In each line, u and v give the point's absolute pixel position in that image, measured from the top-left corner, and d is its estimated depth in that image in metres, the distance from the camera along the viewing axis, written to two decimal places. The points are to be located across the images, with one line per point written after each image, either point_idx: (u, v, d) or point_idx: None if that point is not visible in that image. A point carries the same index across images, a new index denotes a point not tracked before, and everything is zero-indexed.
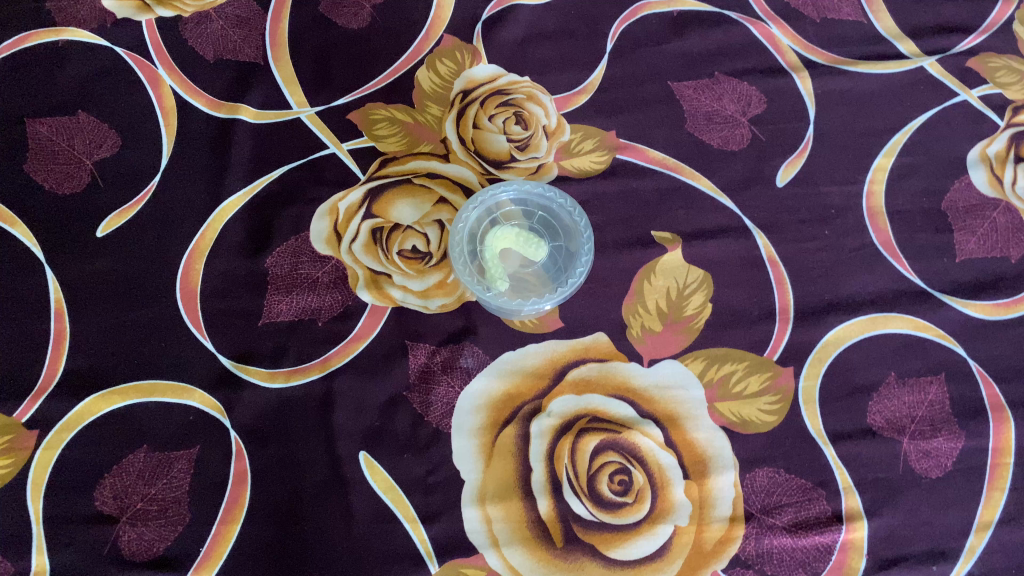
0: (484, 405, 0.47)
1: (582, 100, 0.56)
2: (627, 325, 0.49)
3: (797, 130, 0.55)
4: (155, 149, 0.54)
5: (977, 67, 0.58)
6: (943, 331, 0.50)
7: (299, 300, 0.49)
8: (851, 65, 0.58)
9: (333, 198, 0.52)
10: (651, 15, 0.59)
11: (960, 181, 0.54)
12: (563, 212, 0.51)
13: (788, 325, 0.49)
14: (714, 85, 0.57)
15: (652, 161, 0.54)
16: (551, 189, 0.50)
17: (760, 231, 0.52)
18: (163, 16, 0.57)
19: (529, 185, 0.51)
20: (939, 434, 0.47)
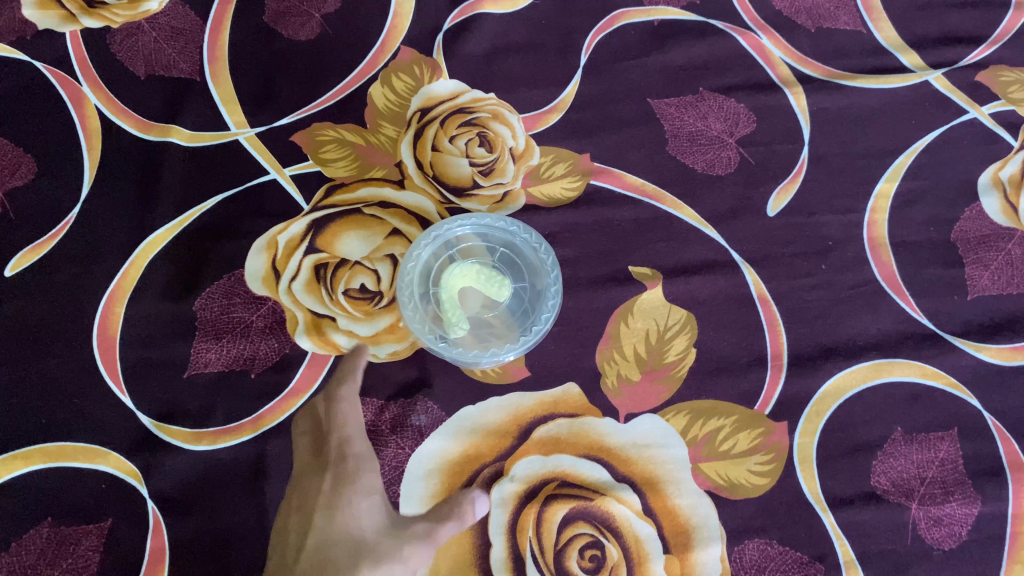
0: (438, 469, 0.42)
1: (553, 119, 0.51)
2: (601, 374, 0.44)
3: (790, 151, 0.50)
4: (76, 176, 0.48)
5: (987, 81, 0.52)
6: (955, 379, 0.44)
7: (230, 349, 0.44)
8: (849, 80, 0.52)
9: (272, 230, 0.46)
10: (630, 25, 0.54)
11: (971, 209, 0.49)
12: (528, 248, 0.46)
13: (781, 374, 0.44)
14: (698, 102, 0.52)
15: (630, 187, 0.49)
16: (514, 223, 0.46)
17: (749, 265, 0.47)
18: (90, 27, 0.52)
19: (489, 219, 0.46)
20: (952, 499, 0.42)
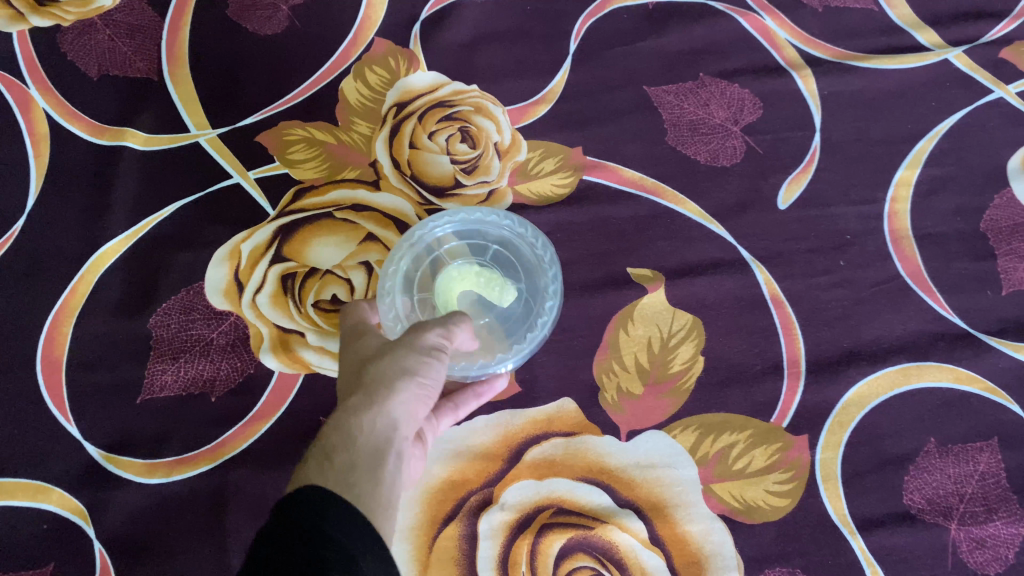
0: (419, 498, 0.37)
1: (541, 111, 0.47)
2: (600, 388, 0.40)
3: (800, 139, 0.46)
4: (20, 186, 0.44)
5: (1012, 57, 0.48)
6: (993, 384, 0.40)
7: (188, 370, 0.39)
8: (861, 61, 0.48)
9: (235, 238, 0.42)
10: (622, 9, 0.50)
11: (1001, 196, 0.44)
12: (522, 244, 0.41)
13: (799, 383, 0.40)
14: (698, 89, 0.47)
15: (626, 182, 0.45)
16: (507, 217, 0.40)
17: (760, 264, 0.43)
18: (39, 26, 0.48)
19: (477, 214, 0.40)
20: (996, 517, 0.37)
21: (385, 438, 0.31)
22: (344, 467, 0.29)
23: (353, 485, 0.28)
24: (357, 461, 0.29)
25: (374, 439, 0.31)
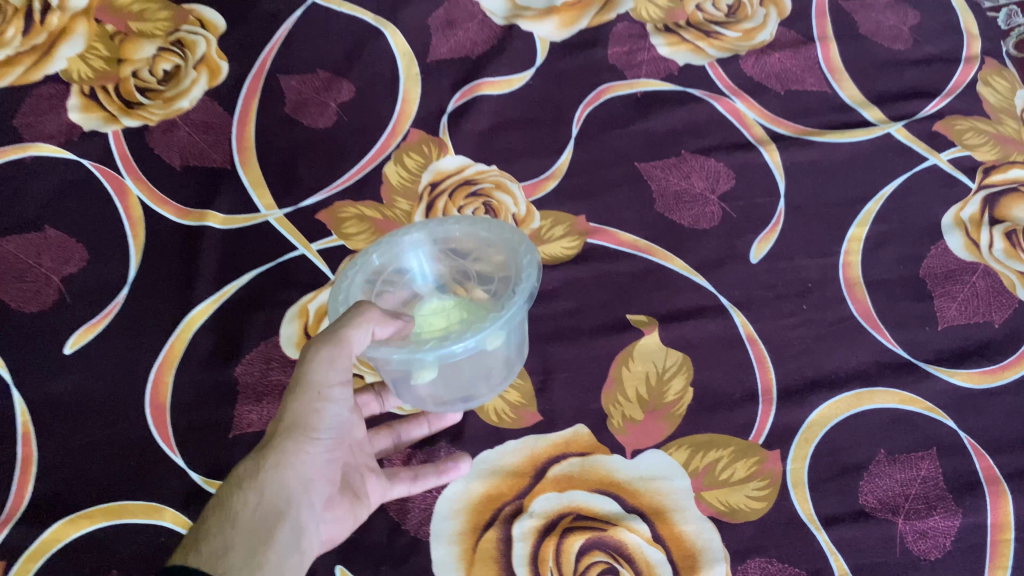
0: (463, 509, 0.46)
1: (550, 186, 0.56)
2: (608, 416, 0.48)
3: (768, 204, 0.55)
4: (122, 261, 0.53)
5: (944, 130, 0.57)
6: (931, 404, 0.48)
7: (269, 410, 0.48)
8: (818, 136, 0.58)
9: (303, 299, 0.51)
10: (615, 98, 0.60)
11: (936, 247, 0.53)
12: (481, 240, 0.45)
13: (771, 407, 0.48)
14: (681, 164, 0.57)
15: (624, 244, 0.54)
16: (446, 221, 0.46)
17: (737, 309, 0.51)
18: (129, 126, 0.58)
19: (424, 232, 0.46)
20: (936, 512, 0.45)
21: (275, 500, 0.37)
22: (227, 538, 0.35)
23: (223, 556, 0.34)
24: (242, 529, 0.35)
25: (266, 495, 0.37)
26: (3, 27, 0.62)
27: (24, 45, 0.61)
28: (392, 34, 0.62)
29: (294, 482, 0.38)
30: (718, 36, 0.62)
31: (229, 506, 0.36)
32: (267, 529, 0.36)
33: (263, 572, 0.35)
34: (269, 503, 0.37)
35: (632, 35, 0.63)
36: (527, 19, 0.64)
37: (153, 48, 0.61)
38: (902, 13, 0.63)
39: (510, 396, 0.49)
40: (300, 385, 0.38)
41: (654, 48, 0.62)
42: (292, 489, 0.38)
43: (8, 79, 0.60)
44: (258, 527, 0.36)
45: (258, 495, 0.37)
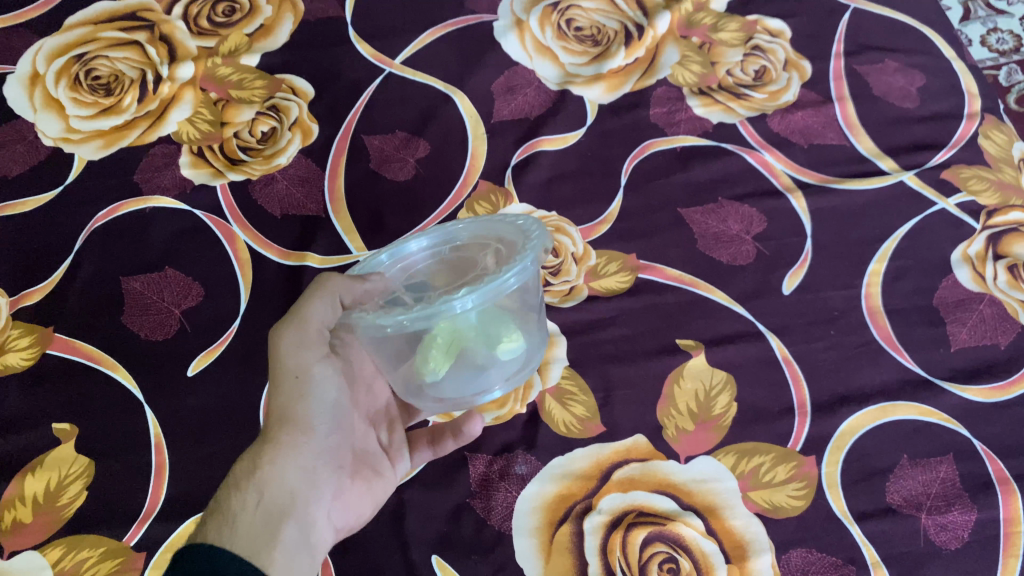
0: (539, 507, 0.52)
1: (604, 229, 0.64)
2: (663, 426, 0.55)
3: (797, 244, 0.63)
4: (234, 296, 0.61)
5: (950, 178, 0.65)
6: (947, 415, 0.55)
7: None
8: (839, 184, 0.65)
9: None
10: (658, 152, 0.68)
11: (947, 279, 0.61)
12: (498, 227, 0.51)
13: (807, 419, 0.55)
14: (718, 209, 0.64)
15: (671, 278, 0.61)
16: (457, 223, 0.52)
17: (773, 334, 0.59)
18: (235, 180, 0.66)
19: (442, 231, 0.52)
20: (954, 509, 0.51)
21: (272, 495, 0.44)
22: (238, 520, 0.42)
23: (229, 536, 0.41)
24: (249, 518, 0.43)
25: (261, 486, 0.44)
26: (121, 94, 0.70)
27: (140, 111, 0.70)
28: (460, 98, 0.71)
29: (285, 470, 0.45)
30: (748, 97, 0.70)
31: (229, 504, 0.43)
32: (270, 522, 0.43)
33: (277, 548, 0.42)
34: (267, 497, 0.44)
35: (671, 97, 0.71)
36: (577, 84, 0.72)
37: (252, 112, 0.69)
38: (911, 74, 0.71)
39: (576, 410, 0.56)
40: (278, 377, 0.46)
41: (690, 108, 0.70)
42: (285, 482, 0.45)
43: (128, 141, 0.69)
44: (262, 513, 0.43)
45: (254, 490, 0.44)
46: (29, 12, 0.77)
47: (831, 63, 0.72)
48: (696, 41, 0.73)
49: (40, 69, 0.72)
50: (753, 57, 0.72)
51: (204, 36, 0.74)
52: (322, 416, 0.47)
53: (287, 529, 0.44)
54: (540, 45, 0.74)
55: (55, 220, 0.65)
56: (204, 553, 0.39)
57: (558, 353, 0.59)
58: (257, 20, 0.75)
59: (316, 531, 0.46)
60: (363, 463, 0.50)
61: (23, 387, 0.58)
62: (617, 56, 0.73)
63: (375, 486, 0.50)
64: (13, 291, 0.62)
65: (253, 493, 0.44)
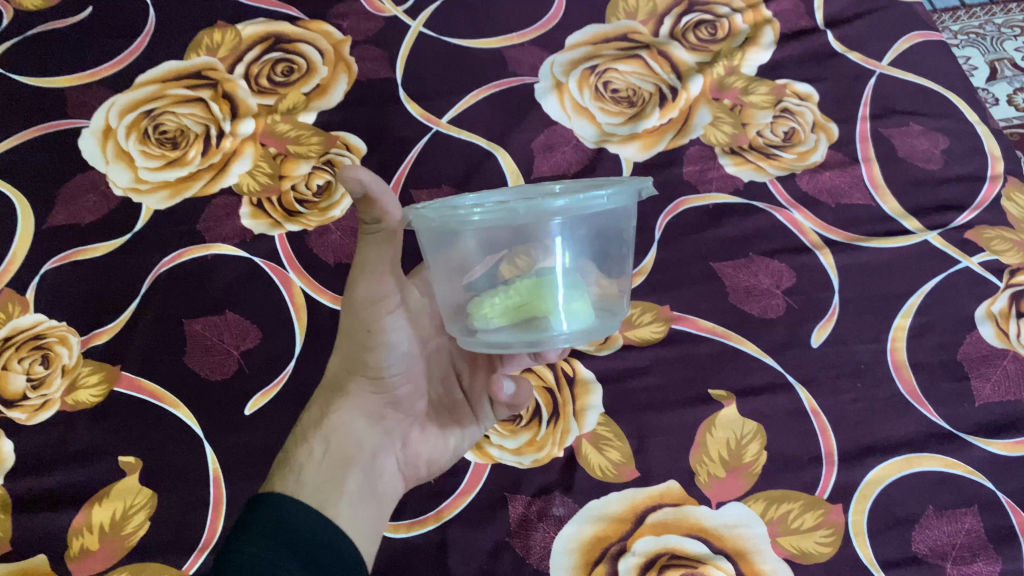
0: (576, 548, 0.55)
1: (638, 281, 0.67)
2: (695, 472, 0.58)
3: (824, 298, 0.65)
4: (289, 338, 0.65)
5: (974, 238, 0.68)
6: (971, 467, 0.57)
7: None
8: (865, 242, 0.68)
9: None
10: (691, 208, 0.71)
11: (971, 335, 0.63)
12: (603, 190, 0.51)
13: (834, 468, 0.57)
14: (749, 264, 0.67)
15: (703, 329, 0.64)
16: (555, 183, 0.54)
17: (802, 386, 0.61)
18: (292, 230, 0.71)
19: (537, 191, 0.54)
20: (979, 559, 0.53)
21: (338, 445, 0.50)
22: (303, 469, 0.48)
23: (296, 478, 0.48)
24: (315, 467, 0.49)
25: (329, 435, 0.51)
26: (186, 148, 0.75)
27: (203, 163, 0.75)
28: (502, 155, 0.76)
29: (350, 423, 0.51)
30: (777, 157, 0.74)
31: (297, 454, 0.49)
32: (336, 469, 0.49)
33: (342, 494, 0.48)
34: (333, 447, 0.50)
35: (703, 156, 0.74)
36: (614, 143, 0.75)
37: (308, 166, 0.74)
38: (935, 137, 0.74)
39: (612, 454, 0.59)
40: (350, 329, 0.50)
41: (722, 167, 0.73)
42: (351, 434, 0.51)
43: (192, 191, 0.73)
44: (328, 462, 0.49)
45: (323, 439, 0.50)
46: (102, 71, 0.83)
47: (857, 126, 0.76)
48: (728, 104, 0.77)
49: (112, 123, 0.78)
50: (783, 119, 0.76)
51: (264, 94, 0.79)
52: (392, 368, 0.52)
53: (352, 476, 0.50)
54: (578, 105, 0.78)
55: (124, 265, 0.70)
56: (265, 500, 0.45)
57: (593, 400, 0.62)
58: (313, 79, 0.81)
59: (382, 478, 0.52)
60: (430, 414, 0.57)
61: (92, 421, 0.62)
62: (651, 116, 0.76)
63: (446, 434, 0.56)
64: (83, 331, 0.66)
65: (321, 443, 0.50)
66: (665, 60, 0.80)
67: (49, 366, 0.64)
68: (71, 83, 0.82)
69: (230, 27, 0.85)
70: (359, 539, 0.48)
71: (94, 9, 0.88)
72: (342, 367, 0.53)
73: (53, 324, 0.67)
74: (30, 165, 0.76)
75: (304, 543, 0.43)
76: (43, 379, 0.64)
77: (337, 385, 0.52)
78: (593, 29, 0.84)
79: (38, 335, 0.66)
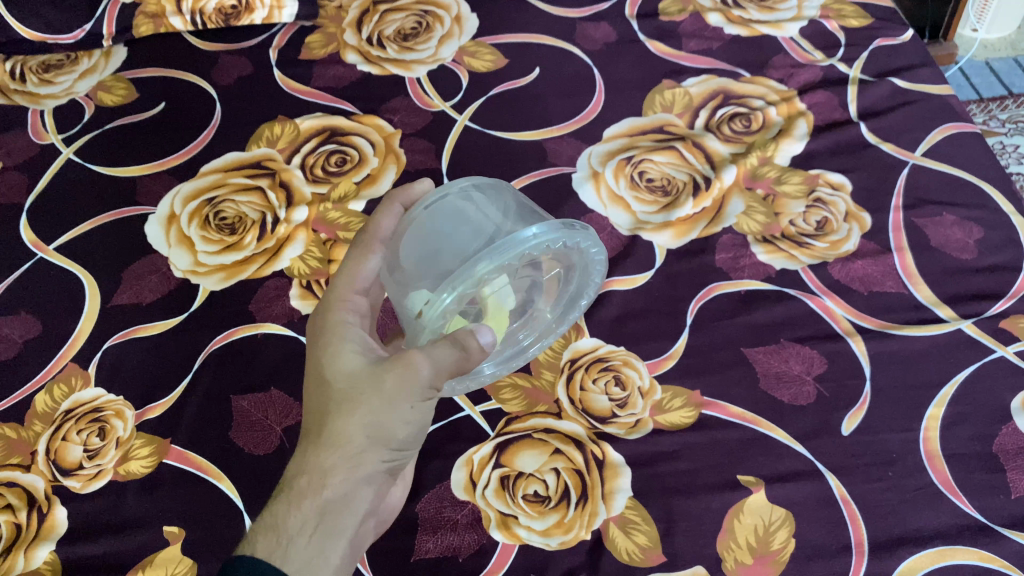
0: None
1: (669, 364, 0.68)
2: (722, 559, 0.58)
3: (856, 385, 0.65)
4: None
5: (1009, 327, 0.68)
6: (1008, 562, 0.56)
7: (444, 539, 0.60)
8: (897, 329, 0.69)
9: (469, 450, 0.64)
10: (723, 294, 0.72)
11: (1007, 426, 0.62)
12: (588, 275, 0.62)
13: (864, 557, 0.57)
14: (780, 350, 0.68)
15: (733, 414, 0.65)
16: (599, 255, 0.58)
17: (832, 473, 0.61)
18: None
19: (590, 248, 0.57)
20: None
21: (331, 514, 0.53)
22: (294, 542, 0.51)
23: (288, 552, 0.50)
24: (304, 540, 0.51)
25: (326, 504, 0.52)
26: (243, 233, 0.81)
27: (258, 248, 0.80)
28: None
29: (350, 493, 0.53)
30: (809, 246, 0.75)
31: (288, 524, 0.51)
32: (325, 542, 0.52)
33: (328, 565, 0.52)
34: (327, 518, 0.52)
35: (736, 243, 0.76)
36: (648, 231, 0.77)
37: None
38: (969, 227, 0.75)
39: (639, 538, 0.59)
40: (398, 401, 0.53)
41: (755, 254, 0.75)
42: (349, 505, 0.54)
43: (246, 274, 0.78)
44: (321, 533, 0.52)
45: (317, 509, 0.52)
46: (170, 161, 0.89)
47: (890, 216, 0.77)
48: (761, 193, 0.79)
49: (176, 211, 0.83)
50: (815, 209, 0.78)
51: (318, 184, 0.85)
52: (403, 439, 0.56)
53: (339, 545, 0.53)
54: (614, 193, 0.81)
55: (178, 342, 0.74)
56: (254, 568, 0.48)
57: (622, 483, 0.62)
58: (364, 169, 0.86)
59: (359, 540, 0.56)
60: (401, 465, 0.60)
61: (140, 493, 0.65)
62: (685, 205, 0.79)
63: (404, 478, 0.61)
64: (137, 405, 0.70)
65: (314, 512, 0.52)
66: (700, 151, 0.83)
67: (104, 438, 0.68)
68: (143, 172, 0.88)
69: (289, 120, 0.92)
70: None
71: (166, 104, 0.95)
72: (348, 424, 0.53)
73: (111, 398, 0.70)
74: (99, 247, 0.82)
75: None
76: (99, 450, 0.67)
77: (338, 448, 0.53)
78: (630, 121, 0.88)
79: (96, 408, 0.70)
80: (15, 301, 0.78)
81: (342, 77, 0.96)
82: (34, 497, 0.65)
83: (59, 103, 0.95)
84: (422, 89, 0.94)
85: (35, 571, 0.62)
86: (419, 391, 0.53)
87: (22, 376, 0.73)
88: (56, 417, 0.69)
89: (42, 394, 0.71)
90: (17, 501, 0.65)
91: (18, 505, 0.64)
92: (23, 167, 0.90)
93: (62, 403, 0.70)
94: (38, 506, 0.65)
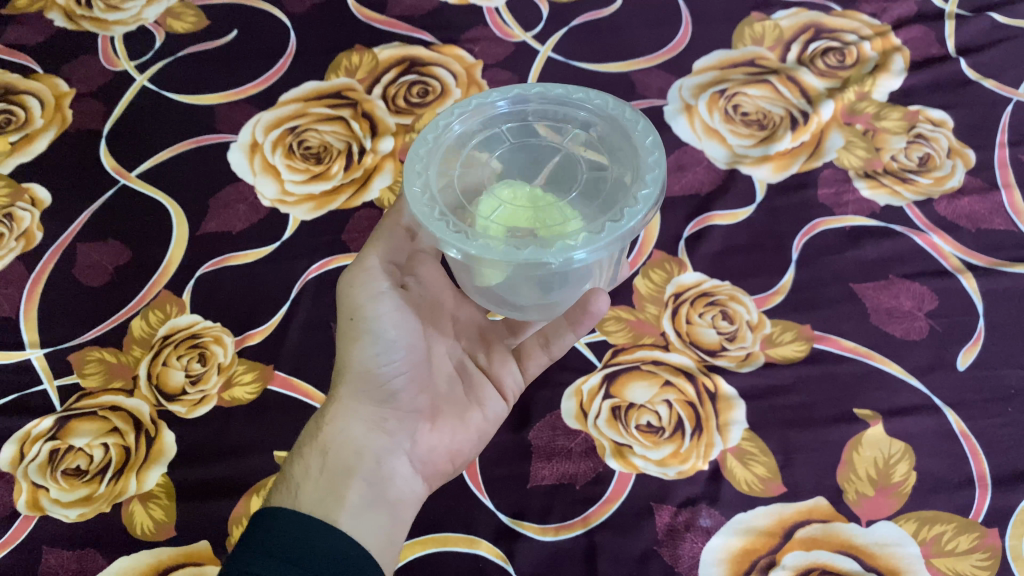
0: (725, 558, 0.55)
1: (777, 299, 0.67)
2: (844, 490, 0.57)
3: (970, 322, 0.65)
4: None
5: None
6: None
7: (559, 467, 0.60)
8: (1009, 266, 0.67)
9: (577, 381, 0.64)
10: (829, 230, 0.71)
11: None
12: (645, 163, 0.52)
13: (987, 491, 0.57)
14: (890, 286, 0.67)
15: (846, 349, 0.64)
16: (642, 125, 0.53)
17: (950, 409, 0.60)
18: None
19: (626, 113, 0.55)
20: None
21: (336, 456, 0.52)
22: (299, 487, 0.51)
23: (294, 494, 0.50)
24: (312, 485, 0.51)
25: (325, 445, 0.53)
26: (330, 163, 0.79)
27: (346, 178, 0.79)
28: None
29: (346, 429, 0.53)
30: (913, 181, 0.74)
31: (294, 474, 0.52)
32: (335, 481, 0.51)
33: (342, 503, 0.50)
34: (331, 459, 0.52)
35: (838, 178, 0.74)
36: (746, 164, 0.76)
37: None
38: None
39: (758, 469, 0.59)
40: (342, 326, 0.53)
41: (858, 190, 0.73)
42: (351, 440, 0.53)
43: (336, 205, 0.77)
44: (325, 475, 0.51)
45: (319, 453, 0.53)
46: (248, 89, 0.87)
47: (995, 152, 0.75)
48: (860, 128, 0.78)
49: (259, 138, 0.82)
50: (917, 145, 0.76)
51: (401, 114, 0.83)
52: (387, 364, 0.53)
53: (354, 484, 0.51)
54: (709, 127, 0.79)
55: (274, 271, 0.73)
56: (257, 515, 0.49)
57: (737, 415, 0.61)
58: (448, 100, 0.85)
59: (394, 481, 0.53)
60: (446, 405, 0.57)
61: (248, 418, 0.65)
62: (784, 139, 0.77)
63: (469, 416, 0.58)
64: (236, 332, 0.70)
65: (318, 458, 0.52)
66: (795, 85, 0.82)
67: (206, 363, 0.67)
68: (221, 100, 0.86)
69: (367, 49, 0.90)
70: (365, 540, 0.50)
71: (238, 32, 0.93)
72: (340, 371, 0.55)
73: (208, 324, 0.70)
74: (182, 175, 0.81)
75: (292, 551, 0.45)
76: (201, 376, 0.67)
77: (333, 395, 0.55)
78: (720, 54, 0.85)
79: (195, 334, 0.69)
80: (102, 228, 0.77)
81: (418, 6, 0.94)
82: (141, 421, 0.65)
83: (129, 29, 0.93)
84: (501, 18, 0.91)
85: (148, 493, 0.62)
86: (349, 305, 0.52)
87: (115, 303, 0.72)
88: (154, 342, 0.69)
89: (138, 319, 0.71)
90: (124, 425, 0.64)
91: (125, 429, 0.64)
92: (97, 94, 0.88)
93: (159, 328, 0.70)
94: (146, 430, 0.64)
